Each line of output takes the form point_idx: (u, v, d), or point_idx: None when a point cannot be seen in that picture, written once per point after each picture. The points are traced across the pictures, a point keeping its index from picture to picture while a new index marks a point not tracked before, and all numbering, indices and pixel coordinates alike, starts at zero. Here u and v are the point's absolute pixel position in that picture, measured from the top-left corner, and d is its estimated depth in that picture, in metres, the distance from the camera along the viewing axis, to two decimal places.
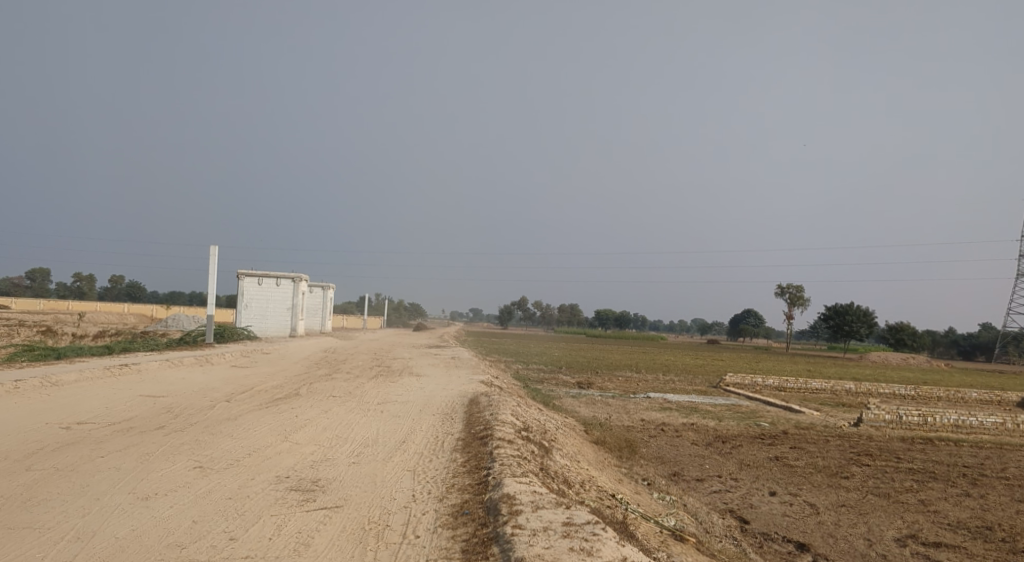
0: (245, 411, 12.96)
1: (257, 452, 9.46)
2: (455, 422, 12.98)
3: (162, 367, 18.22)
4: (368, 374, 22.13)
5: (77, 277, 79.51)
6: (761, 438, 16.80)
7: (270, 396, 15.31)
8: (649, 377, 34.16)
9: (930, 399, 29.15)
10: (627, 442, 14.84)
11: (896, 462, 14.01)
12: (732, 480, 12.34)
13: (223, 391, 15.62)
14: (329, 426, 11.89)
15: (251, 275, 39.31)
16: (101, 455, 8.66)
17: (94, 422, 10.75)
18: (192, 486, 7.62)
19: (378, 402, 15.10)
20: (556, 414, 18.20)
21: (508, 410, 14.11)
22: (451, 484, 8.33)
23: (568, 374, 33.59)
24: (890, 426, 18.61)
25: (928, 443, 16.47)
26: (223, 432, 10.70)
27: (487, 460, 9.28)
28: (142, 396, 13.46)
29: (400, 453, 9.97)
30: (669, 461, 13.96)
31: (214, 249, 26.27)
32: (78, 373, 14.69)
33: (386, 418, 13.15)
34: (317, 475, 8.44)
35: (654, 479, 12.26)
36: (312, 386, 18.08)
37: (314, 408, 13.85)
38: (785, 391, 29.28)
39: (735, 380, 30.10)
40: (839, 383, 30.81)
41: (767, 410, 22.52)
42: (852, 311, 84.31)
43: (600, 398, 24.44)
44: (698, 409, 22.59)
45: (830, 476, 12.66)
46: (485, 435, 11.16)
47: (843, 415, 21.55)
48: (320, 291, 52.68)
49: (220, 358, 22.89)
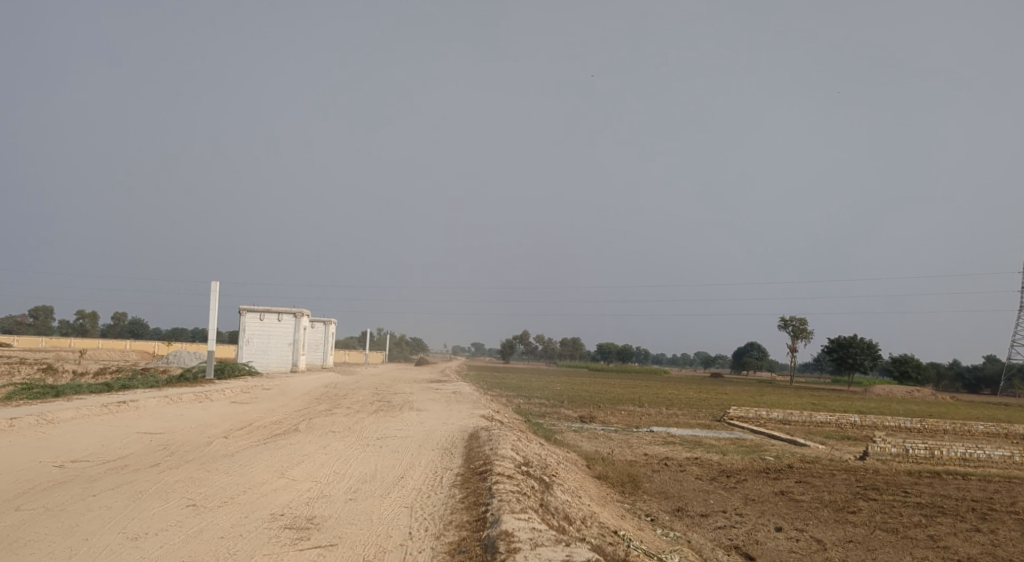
0: (242, 447, 12.83)
1: (252, 489, 9.33)
2: (454, 457, 12.83)
3: (161, 403, 18.12)
4: (369, 409, 21.96)
5: (80, 314, 79.66)
6: (766, 472, 16.58)
7: (268, 432, 15.18)
8: (653, 411, 33.88)
9: (937, 432, 28.83)
10: (630, 476, 14.64)
11: (903, 497, 13.77)
12: (738, 515, 12.12)
13: (222, 427, 15.51)
14: (327, 462, 11.76)
15: (253, 310, 39.36)
16: (93, 493, 8.54)
17: (88, 459, 10.65)
18: (183, 525, 7.48)
19: (378, 438, 14.94)
20: (558, 449, 17.99)
21: (508, 445, 13.97)
22: (448, 520, 8.18)
23: (571, 408, 33.34)
24: (897, 459, 18.35)
25: (937, 477, 16.21)
26: (219, 469, 10.57)
27: (486, 496, 9.14)
28: (139, 433, 13.36)
29: (398, 489, 9.84)
30: (673, 496, 13.73)
31: (216, 285, 26.30)
32: (75, 410, 14.60)
33: (385, 453, 13.00)
34: (312, 513, 8.31)
35: (657, 515, 12.06)
36: (312, 421, 17.95)
37: (313, 443, 13.71)
38: (790, 424, 28.99)
39: (739, 413, 29.84)
40: (844, 416, 30.47)
41: (772, 444, 22.25)
42: (856, 344, 83.86)
43: (603, 433, 24.23)
44: (701, 443, 22.36)
45: (836, 511, 12.44)
46: (484, 470, 11.03)
47: (848, 449, 21.29)
48: (322, 326, 52.70)
49: (220, 394, 22.78)
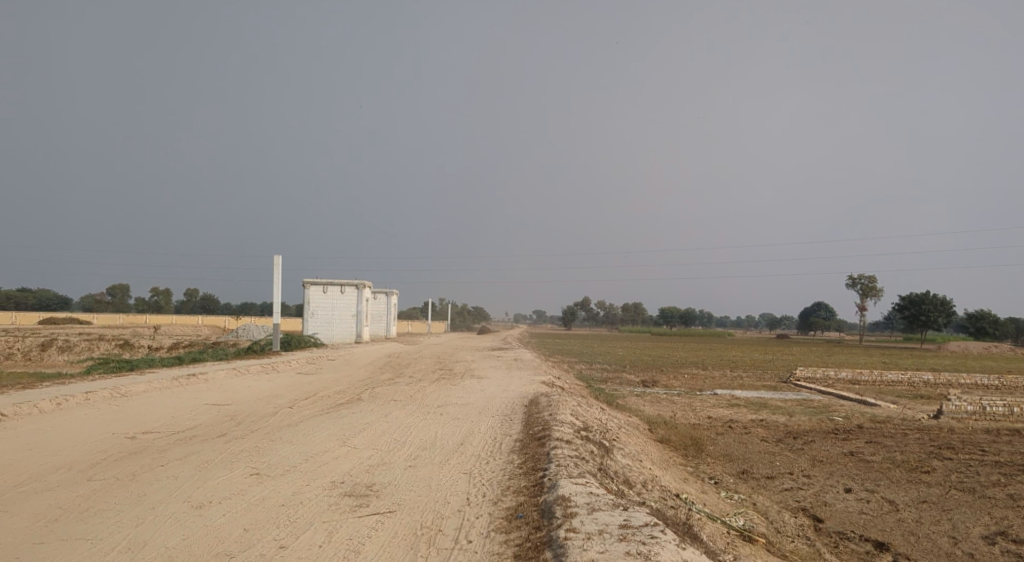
0: (306, 417, 13.13)
1: (314, 458, 9.52)
2: (514, 423, 12.85)
3: (229, 376, 18.73)
4: (430, 378, 22.25)
5: (155, 292, 83.26)
6: (834, 433, 16.04)
7: (332, 402, 15.50)
8: (716, 373, 33.29)
9: (1017, 388, 27.39)
10: (693, 439, 14.38)
11: (981, 456, 13.11)
12: (804, 477, 11.76)
13: (287, 397, 15.95)
14: (389, 430, 11.94)
15: (316, 283, 40.28)
16: (161, 463, 8.87)
17: (159, 431, 11.07)
18: (245, 494, 7.67)
19: (438, 405, 15.09)
20: (619, 413, 17.86)
21: (568, 410, 13.90)
22: (506, 486, 8.16)
23: (631, 372, 33.02)
24: (974, 417, 17.45)
25: (1017, 435, 15.34)
26: (283, 438, 10.85)
27: (544, 461, 9.08)
28: (207, 404, 13.83)
29: (457, 456, 9.89)
30: (738, 459, 13.44)
31: (277, 259, 26.93)
32: (148, 383, 15.21)
33: (445, 420, 13.09)
34: (372, 480, 8.42)
35: (721, 478, 11.81)
36: (374, 391, 18.27)
37: (374, 412, 13.92)
38: (860, 384, 28.01)
39: (805, 374, 28.99)
40: (917, 374, 29.20)
41: (840, 405, 21.51)
42: (929, 300, 80.18)
43: (665, 396, 23.93)
44: (767, 404, 21.81)
45: (909, 472, 11.92)
46: (543, 435, 10.99)
47: (922, 407, 20.38)
48: (384, 296, 53.62)
49: (286, 365, 23.45)
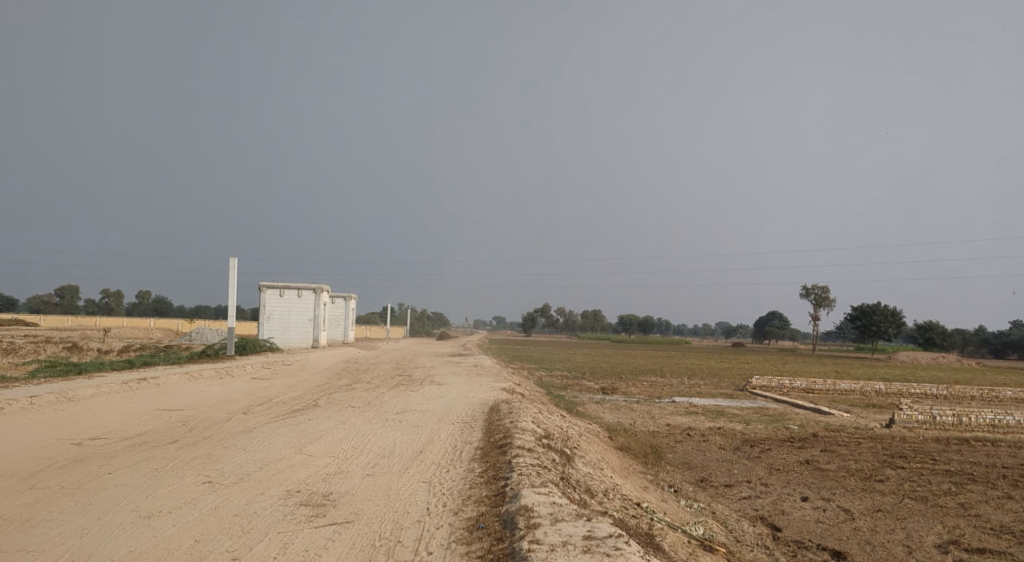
0: (261, 423, 12.76)
1: (269, 465, 9.24)
2: (474, 431, 12.71)
3: (181, 380, 18.15)
4: (389, 384, 21.92)
5: (105, 294, 80.66)
6: (790, 441, 16.28)
7: (287, 408, 15.11)
8: (674, 381, 33.61)
9: (963, 398, 28.28)
10: (652, 447, 14.41)
11: (932, 464, 13.43)
12: (762, 485, 11.87)
13: (242, 403, 15.49)
14: (347, 437, 11.67)
15: (273, 286, 39.46)
16: (109, 471, 8.48)
17: (107, 437, 10.62)
18: (198, 503, 7.38)
19: (396, 412, 14.84)
20: (580, 420, 17.83)
21: (529, 417, 13.78)
22: (467, 495, 8.02)
23: (591, 379, 33.09)
24: (924, 426, 17.93)
25: (965, 444, 15.80)
26: (237, 445, 10.51)
27: (505, 470, 8.96)
28: (158, 410, 13.34)
29: (417, 464, 9.70)
30: (697, 467, 13.51)
31: (234, 262, 26.30)
32: (96, 388, 14.61)
33: (404, 428, 12.86)
34: (329, 489, 8.19)
35: (681, 486, 11.84)
36: (331, 396, 17.91)
37: (331, 419, 13.60)
38: (813, 393, 28.58)
39: (761, 382, 29.45)
40: (868, 384, 29.93)
41: (795, 413, 21.88)
42: (880, 311, 82.51)
43: (624, 403, 24.01)
44: (724, 412, 22.08)
45: (863, 480, 12.14)
46: (504, 443, 10.87)
47: (874, 417, 20.84)
48: (342, 301, 52.92)
49: (241, 370, 22.86)
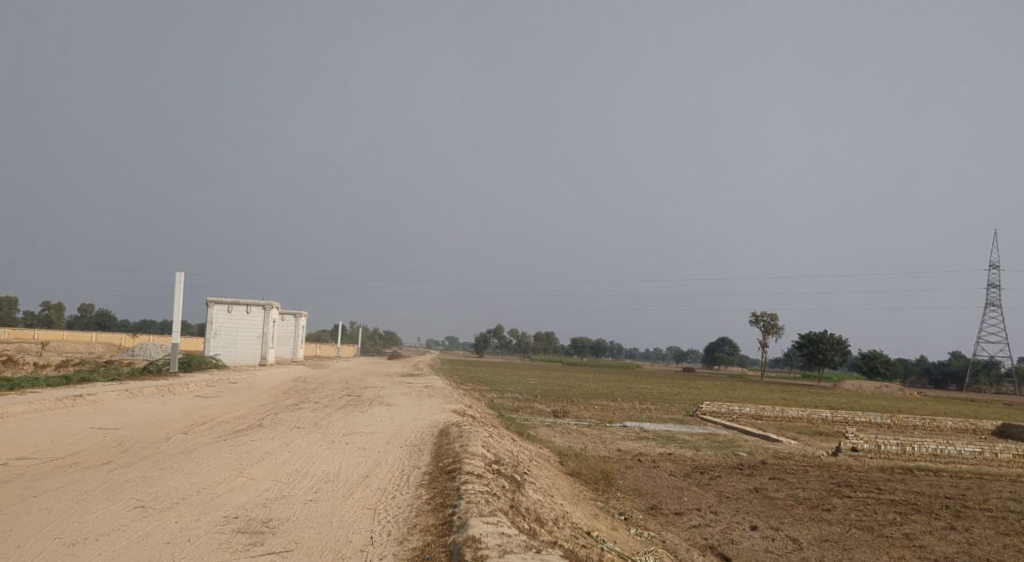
0: (201, 444, 12.22)
1: (206, 489, 8.79)
2: (423, 455, 12.42)
3: (120, 397, 17.35)
4: (337, 404, 21.38)
5: (44, 306, 77.41)
6: (739, 468, 16.38)
7: (231, 428, 14.53)
8: (625, 405, 33.75)
9: (906, 427, 29.03)
10: (603, 472, 14.29)
11: (877, 494, 13.65)
12: (712, 514, 11.85)
13: (182, 422, 14.85)
14: (290, 459, 11.25)
15: (220, 302, 38.36)
16: (35, 493, 7.94)
17: (36, 457, 10.01)
18: (128, 529, 6.93)
19: (345, 434, 14.43)
20: (532, 445, 17.68)
21: (480, 441, 13.54)
22: (412, 524, 7.75)
23: (544, 402, 32.92)
24: (869, 455, 18.29)
25: (909, 474, 16.13)
26: (174, 467, 10.00)
27: (453, 497, 8.70)
28: (93, 428, 12.68)
29: (362, 490, 9.35)
30: (647, 494, 13.45)
31: (180, 275, 25.45)
32: (27, 404, 13.84)
33: (350, 450, 12.49)
34: (268, 516, 7.80)
35: (631, 514, 11.73)
36: (277, 417, 17.34)
37: (275, 440, 13.13)
38: (762, 419, 29.01)
39: (711, 408, 29.76)
40: (815, 411, 30.51)
41: (745, 440, 22.13)
42: (826, 340, 84.74)
43: (576, 427, 23.93)
44: (675, 438, 22.18)
45: (811, 509, 12.23)
46: (453, 468, 10.59)
47: (821, 445, 21.22)
48: (292, 318, 51.87)
49: (184, 388, 22.03)
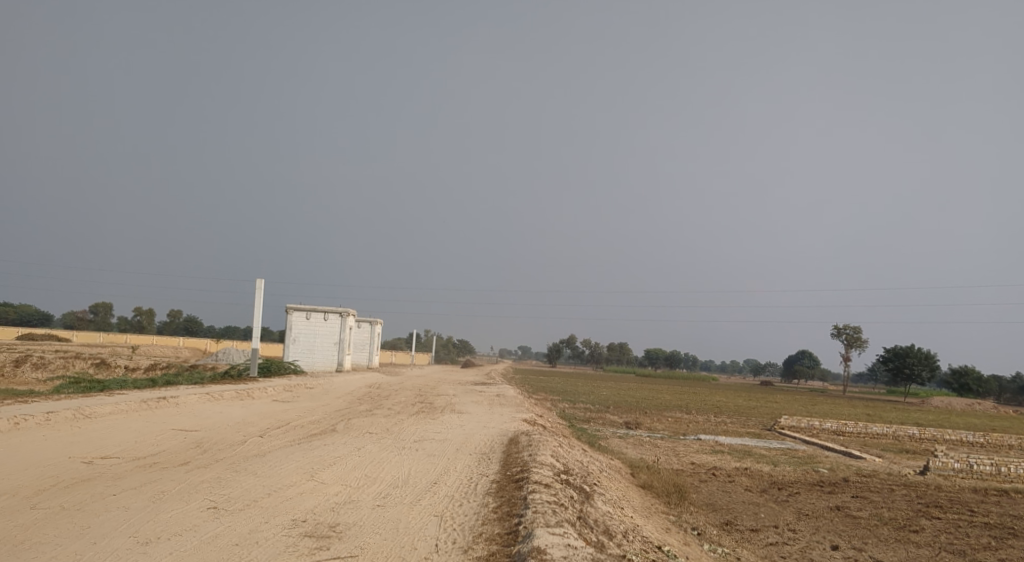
0: (275, 447, 12.56)
1: (277, 492, 9.00)
2: (491, 463, 12.40)
3: (201, 400, 18.04)
4: (408, 411, 21.62)
5: (138, 312, 81.93)
6: (820, 485, 15.60)
7: (304, 432, 14.87)
8: (699, 417, 32.86)
9: (1003, 447, 27.11)
10: (676, 486, 13.85)
11: (970, 516, 12.71)
12: (790, 531, 11.30)
13: (258, 425, 15.33)
14: (360, 465, 11.41)
15: (299, 309, 39.68)
16: (114, 492, 8.31)
17: (120, 456, 10.51)
18: (199, 530, 7.16)
19: (414, 440, 14.57)
20: (601, 455, 17.41)
21: (549, 450, 13.38)
22: (479, 533, 7.68)
23: (616, 413, 32.39)
24: (961, 475, 17.12)
25: (1005, 496, 14.97)
26: (248, 469, 10.29)
27: (520, 507, 8.59)
28: (174, 430, 13.24)
29: (429, 496, 9.38)
30: (722, 509, 12.95)
31: (260, 282, 26.43)
32: (115, 405, 14.56)
33: (420, 457, 12.57)
34: (336, 520, 7.90)
35: (704, 529, 11.32)
36: (350, 422, 17.69)
37: (347, 445, 13.38)
38: (844, 435, 27.66)
39: (789, 422, 28.60)
40: (902, 428, 28.86)
41: (825, 456, 21.14)
42: (913, 354, 80.45)
43: (648, 439, 23.42)
44: (751, 452, 21.39)
45: (897, 530, 11.49)
46: (521, 477, 10.51)
47: (909, 463, 20.03)
48: (367, 325, 53.16)
49: (262, 392, 22.75)
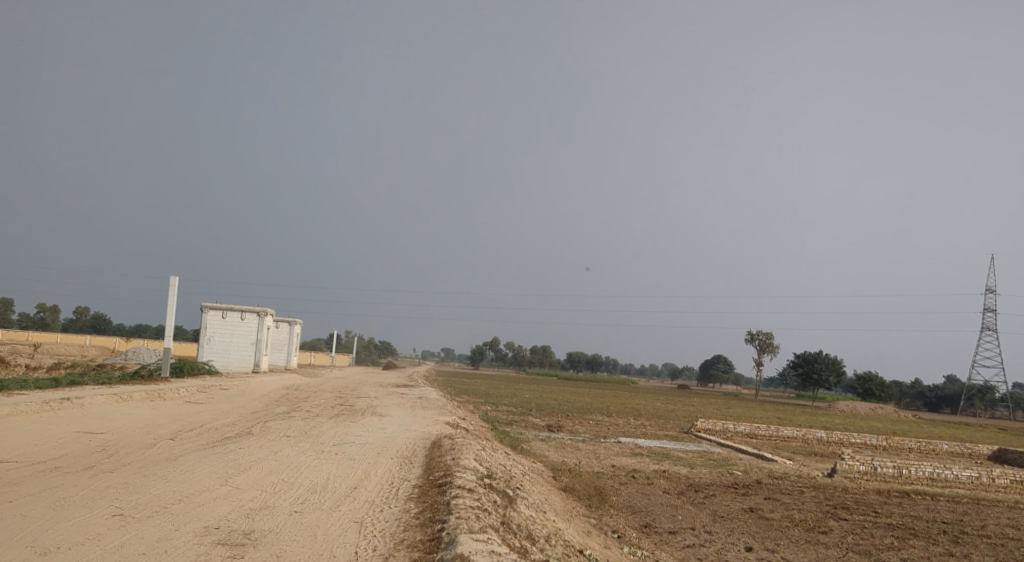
0: (188, 451, 11.99)
1: (189, 498, 8.57)
2: (414, 467, 12.22)
3: (109, 402, 17.05)
4: (329, 413, 21.13)
5: (39, 308, 76.91)
6: (735, 487, 16.15)
7: (219, 435, 14.25)
8: (619, 421, 33.52)
9: (902, 450, 28.81)
10: (597, 489, 14.06)
11: (874, 517, 13.42)
12: (706, 533, 11.63)
13: (170, 428, 14.59)
14: (278, 469, 11.02)
15: (215, 308, 38.12)
16: (9, 499, 7.71)
17: (16, 460, 9.78)
18: (103, 538, 6.71)
19: (334, 444, 14.21)
20: (524, 459, 17.46)
21: (472, 454, 13.31)
22: (400, 539, 7.52)
23: (539, 416, 32.64)
24: (865, 477, 18.09)
25: (906, 498, 15.90)
26: (158, 474, 9.77)
27: (443, 512, 8.47)
28: (78, 432, 12.45)
29: (349, 502, 9.14)
30: (642, 512, 13.20)
31: (175, 280, 25.24)
32: (12, 406, 13.56)
33: (340, 461, 12.26)
34: (251, 527, 7.57)
35: (624, 532, 11.51)
36: (268, 425, 17.08)
37: (264, 448, 12.92)
38: (756, 438, 28.79)
39: (706, 425, 29.54)
40: (810, 431, 30.26)
41: (739, 458, 21.92)
42: (821, 360, 84.59)
43: (570, 442, 23.69)
44: (670, 455, 21.96)
45: (807, 531, 12.00)
46: (444, 482, 10.38)
47: (817, 465, 21.01)
48: (287, 325, 51.68)
49: (175, 393, 21.72)
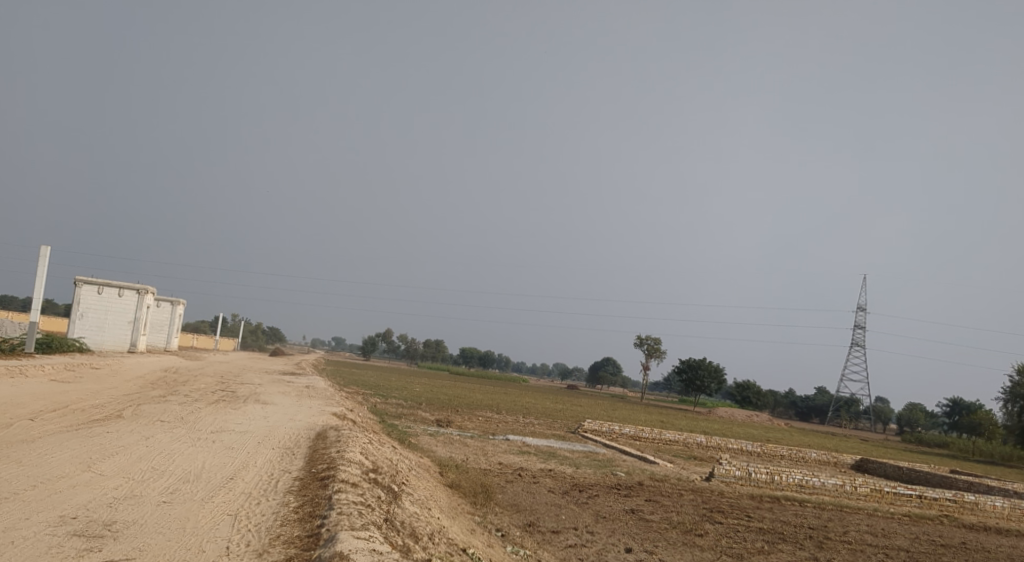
0: (47, 433, 10.91)
1: (45, 484, 7.76)
2: (295, 458, 11.66)
3: None
4: (209, 399, 19.98)
5: None
6: (618, 488, 16.55)
7: (85, 417, 13.12)
8: (509, 418, 33.73)
9: (774, 456, 30.56)
10: (482, 486, 13.97)
11: (746, 521, 14.08)
12: (588, 533, 11.81)
13: (29, 407, 13.29)
14: (147, 456, 10.21)
15: (90, 282, 35.28)
16: None
17: None
18: None
19: (212, 431, 13.36)
20: (411, 453, 17.15)
21: (357, 447, 12.85)
22: (276, 535, 7.08)
23: (429, 411, 32.30)
24: (739, 482, 19.04)
25: (776, 503, 16.82)
26: (9, 457, 8.80)
27: (324, 507, 8.09)
28: None
29: (223, 493, 8.56)
30: (526, 510, 13.24)
31: (45, 249, 23.08)
32: None
33: (216, 449, 11.52)
34: (112, 517, 6.93)
35: (508, 530, 11.47)
36: (140, 408, 15.90)
37: (134, 433, 11.95)
38: (640, 440, 29.73)
39: (593, 425, 30.20)
40: (691, 436, 31.53)
41: (623, 459, 22.54)
42: (704, 367, 88.72)
43: (458, 438, 23.57)
44: (556, 454, 22.29)
45: (684, 534, 12.42)
46: (327, 476, 9.93)
47: (695, 469, 21.91)
48: (168, 305, 48.65)
49: (37, 369, 19.89)
